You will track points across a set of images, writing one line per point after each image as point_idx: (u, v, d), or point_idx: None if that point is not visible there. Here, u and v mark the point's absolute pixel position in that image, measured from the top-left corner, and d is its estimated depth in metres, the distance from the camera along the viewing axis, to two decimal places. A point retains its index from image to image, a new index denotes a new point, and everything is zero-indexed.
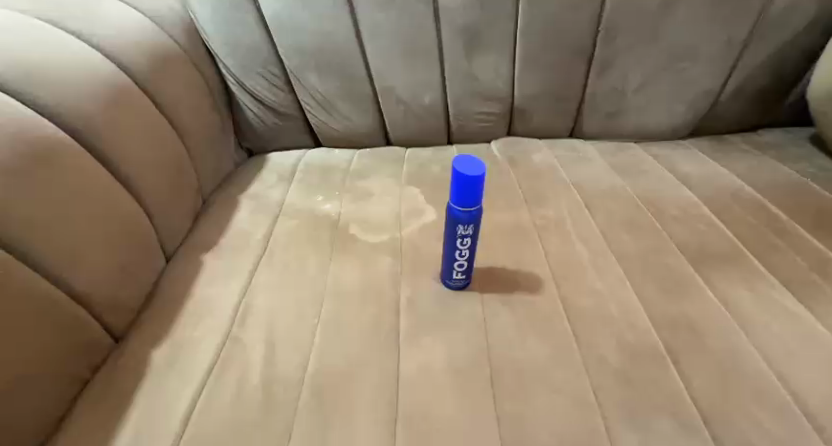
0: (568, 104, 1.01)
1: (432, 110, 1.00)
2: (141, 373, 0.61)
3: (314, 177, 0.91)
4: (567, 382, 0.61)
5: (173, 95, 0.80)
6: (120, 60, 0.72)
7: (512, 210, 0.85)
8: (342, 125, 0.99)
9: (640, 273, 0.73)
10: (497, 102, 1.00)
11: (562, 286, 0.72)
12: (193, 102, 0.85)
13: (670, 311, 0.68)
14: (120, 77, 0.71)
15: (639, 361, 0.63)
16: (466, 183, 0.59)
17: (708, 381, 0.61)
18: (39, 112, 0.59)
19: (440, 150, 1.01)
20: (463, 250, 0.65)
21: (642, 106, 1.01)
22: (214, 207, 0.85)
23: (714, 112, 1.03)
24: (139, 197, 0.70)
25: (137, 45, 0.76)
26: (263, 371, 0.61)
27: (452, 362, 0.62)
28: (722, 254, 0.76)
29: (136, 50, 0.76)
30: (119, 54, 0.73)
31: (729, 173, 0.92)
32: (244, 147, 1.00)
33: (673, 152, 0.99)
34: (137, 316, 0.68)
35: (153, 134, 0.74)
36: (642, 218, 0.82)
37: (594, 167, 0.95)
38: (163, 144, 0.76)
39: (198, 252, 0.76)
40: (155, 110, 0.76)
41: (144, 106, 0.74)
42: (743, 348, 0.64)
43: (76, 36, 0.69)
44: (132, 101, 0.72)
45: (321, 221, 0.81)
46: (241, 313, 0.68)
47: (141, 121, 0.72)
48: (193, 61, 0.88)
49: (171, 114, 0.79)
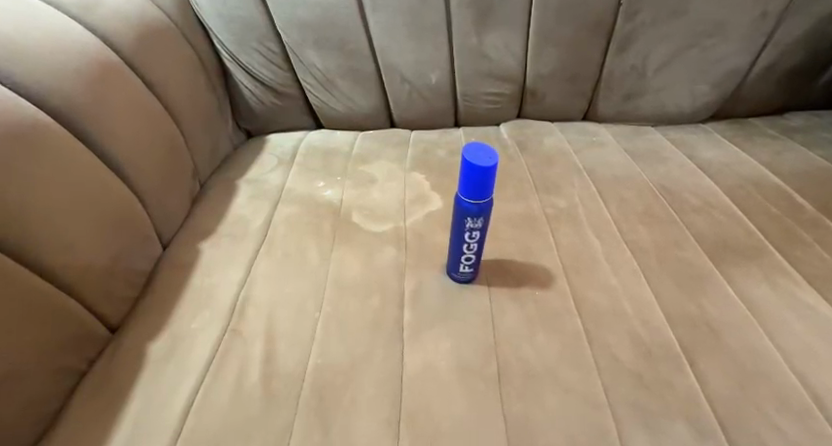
0: (582, 84, 0.96)
1: (439, 90, 0.95)
2: (137, 366, 0.59)
3: (315, 161, 0.87)
4: (577, 381, 0.58)
5: (164, 72, 0.76)
6: (103, 34, 0.68)
7: (522, 198, 0.81)
8: (344, 106, 0.95)
9: (655, 266, 0.70)
10: (507, 82, 0.95)
11: (573, 281, 0.69)
12: (186, 80, 0.81)
13: (687, 308, 0.65)
14: (105, 54, 0.67)
15: (653, 361, 0.60)
16: (477, 174, 0.56)
17: (725, 383, 0.58)
18: (20, 91, 0.55)
19: (447, 133, 0.97)
20: (471, 243, 0.62)
21: (661, 87, 0.96)
22: (212, 191, 0.81)
23: (737, 95, 0.98)
24: (132, 185, 0.66)
25: (123, 18, 0.72)
26: (262, 366, 0.59)
27: (458, 359, 0.60)
28: (742, 248, 0.72)
29: (121, 23, 0.71)
30: (104, 27, 0.69)
31: (750, 160, 0.88)
32: (242, 128, 0.96)
33: (691, 137, 0.95)
34: (133, 304, 0.65)
35: (144, 115, 0.70)
36: (658, 208, 0.79)
37: (608, 152, 0.91)
38: (154, 125, 0.72)
39: (195, 239, 0.73)
40: (143, 88, 0.71)
41: (133, 85, 0.69)
42: (763, 349, 0.61)
43: (56, 8, 0.65)
44: (120, 80, 0.68)
45: (323, 208, 0.78)
46: (240, 305, 0.65)
47: (131, 102, 0.68)
48: (186, 37, 0.83)
49: (162, 93, 0.75)
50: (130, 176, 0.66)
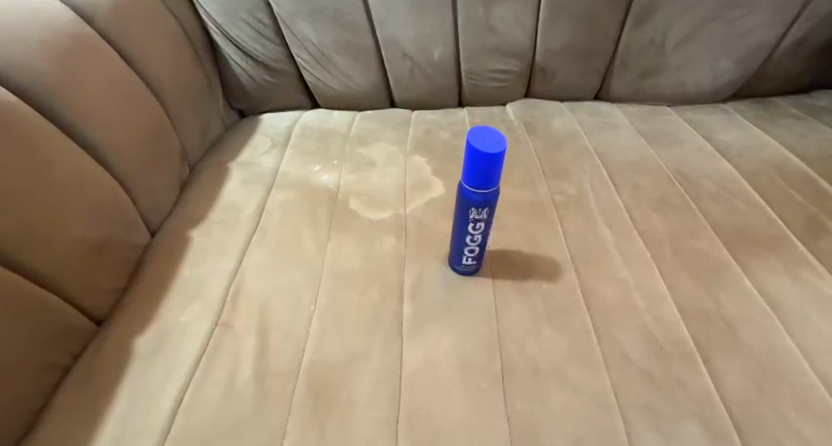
0: (595, 61, 0.91)
1: (443, 67, 0.90)
2: (122, 362, 0.54)
3: (311, 143, 0.83)
4: (585, 381, 0.55)
5: (146, 47, 0.72)
6: (76, 5, 0.64)
7: (529, 184, 0.77)
8: (341, 84, 0.90)
9: (669, 259, 0.66)
10: (515, 58, 0.90)
11: (582, 274, 0.65)
12: (169, 56, 0.76)
13: (703, 303, 0.62)
14: (77, 26, 0.62)
15: (667, 360, 0.57)
16: (483, 161, 0.51)
17: (743, 383, 0.55)
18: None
19: (450, 113, 0.92)
20: (475, 234, 0.58)
21: (681, 63, 0.91)
22: (203, 175, 0.77)
23: (763, 73, 0.93)
24: (112, 170, 0.62)
25: None
26: (255, 363, 0.55)
27: (461, 356, 0.57)
28: (762, 238, 0.68)
29: None
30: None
31: (772, 142, 0.83)
32: (234, 108, 0.92)
33: (708, 118, 0.90)
34: (119, 295, 0.61)
35: (122, 94, 0.65)
36: (673, 195, 0.74)
37: (621, 135, 0.86)
38: (135, 105, 0.67)
39: (184, 226, 0.69)
40: (123, 64, 0.67)
41: (108, 61, 0.65)
42: (784, 347, 0.58)
43: None
44: (94, 56, 0.63)
45: (320, 194, 0.74)
46: (231, 297, 0.61)
47: (108, 80, 0.64)
48: (170, 9, 0.78)
49: (143, 70, 0.70)
50: (109, 159, 0.62)
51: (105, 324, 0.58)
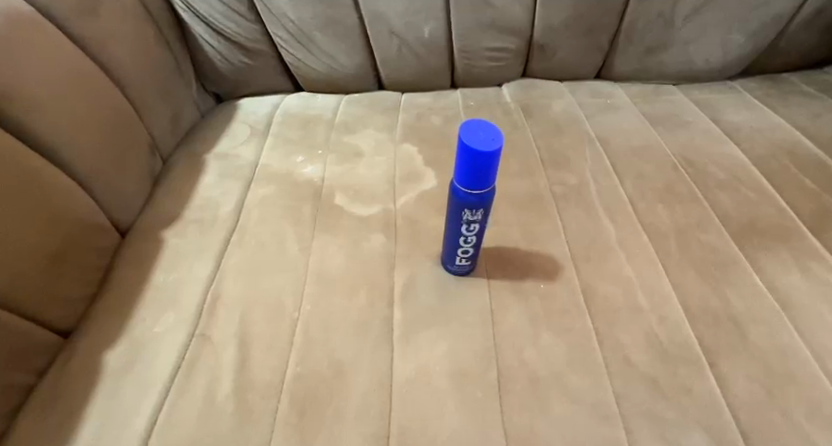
0: (597, 37, 0.85)
1: (433, 45, 0.84)
2: (91, 379, 0.51)
3: (294, 131, 0.78)
4: (586, 389, 0.52)
5: (102, 31, 0.66)
6: None
7: (527, 173, 0.72)
8: (325, 65, 0.84)
9: (675, 254, 0.63)
10: (511, 35, 0.84)
11: (583, 271, 0.61)
12: (131, 38, 0.70)
13: (710, 301, 0.58)
14: (20, 10, 0.56)
15: (672, 364, 0.53)
16: (477, 160, 0.46)
17: (751, 387, 0.51)
18: None
19: (443, 96, 0.87)
20: (470, 236, 0.55)
21: (690, 39, 0.85)
22: (177, 168, 0.72)
23: (778, 47, 0.87)
24: (66, 169, 0.56)
25: None
26: (235, 377, 0.51)
27: (454, 364, 0.53)
28: (773, 229, 0.64)
29: None
30: None
31: (784, 123, 0.78)
32: (210, 93, 0.86)
33: (715, 97, 0.85)
34: (88, 304, 0.57)
35: (74, 83, 0.60)
36: (680, 184, 0.70)
37: (623, 117, 0.81)
38: (91, 94, 0.61)
39: (158, 226, 0.64)
40: (76, 51, 0.61)
41: (57, 47, 0.59)
42: (795, 346, 0.54)
43: None
44: (39, 42, 0.57)
45: (304, 188, 0.70)
46: (209, 305, 0.57)
47: (57, 67, 0.58)
48: None
49: (100, 56, 0.65)
50: (64, 157, 0.56)
51: (72, 336, 0.55)
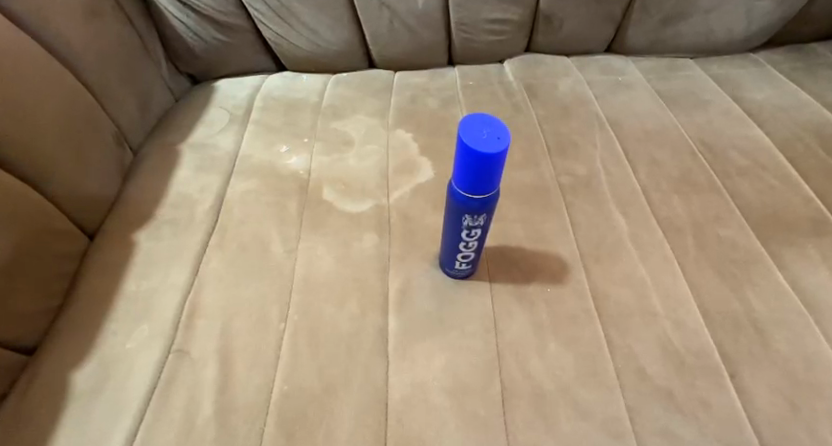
0: (607, 7, 0.78)
1: (427, 18, 0.77)
2: (57, 403, 0.47)
3: (277, 117, 0.72)
4: (597, 403, 0.48)
5: (53, 12, 0.59)
6: None
7: (531, 163, 0.67)
8: (309, 41, 0.77)
9: (693, 252, 0.58)
10: (512, 5, 0.77)
11: (592, 272, 0.57)
12: (86, 17, 0.63)
13: (730, 305, 0.53)
14: None
15: (688, 375, 0.49)
16: (479, 163, 0.41)
17: (774, 399, 0.47)
18: None
19: (439, 74, 0.80)
20: (470, 241, 0.50)
21: (711, 6, 0.78)
22: (150, 162, 0.67)
23: (805, 14, 0.81)
24: (15, 170, 0.51)
25: None
26: (217, 398, 0.47)
27: (453, 379, 0.49)
28: (798, 221, 0.59)
29: None
30: None
31: (809, 101, 0.72)
32: (184, 74, 0.79)
33: (735, 72, 0.79)
34: (53, 318, 0.53)
35: (24, 73, 0.54)
36: (697, 172, 0.65)
37: (636, 96, 0.75)
38: (44, 85, 0.56)
39: (128, 229, 0.60)
40: (25, 38, 0.55)
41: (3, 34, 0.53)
42: (820, 354, 0.50)
43: None
44: None
45: (289, 182, 0.65)
46: (186, 317, 0.53)
47: (4, 57, 0.52)
48: None
49: (52, 41, 0.59)
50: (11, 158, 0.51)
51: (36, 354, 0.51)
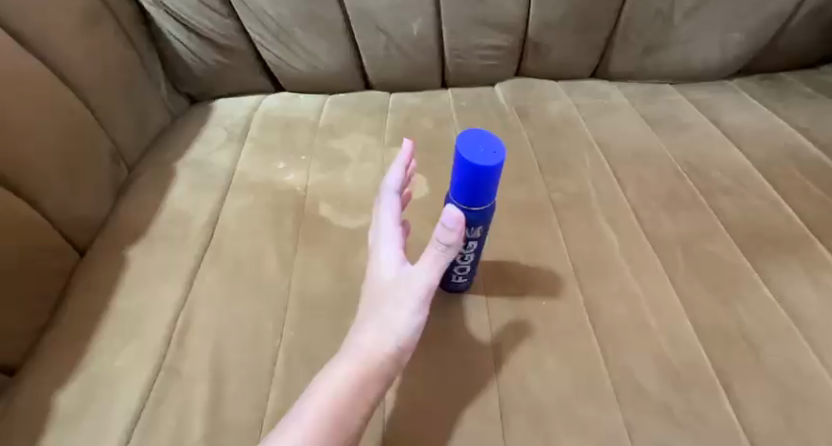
0: (593, 35, 0.82)
1: (422, 42, 0.79)
2: (38, 425, 0.45)
3: (274, 135, 0.74)
4: (595, 419, 0.47)
5: (55, 29, 0.60)
6: None
7: (524, 180, 0.69)
8: (306, 64, 0.79)
9: (682, 266, 0.59)
10: (504, 32, 0.80)
11: (586, 286, 0.58)
12: (89, 38, 0.65)
13: (721, 319, 0.55)
14: None
15: (683, 388, 0.49)
16: (476, 176, 0.42)
17: (769, 413, 0.47)
18: None
19: (433, 96, 0.83)
20: (467, 253, 0.51)
21: (689, 36, 0.83)
22: (143, 181, 0.68)
23: (776, 46, 0.86)
24: (11, 185, 0.51)
25: None
26: (208, 418, 0.46)
27: (450, 394, 0.49)
28: (781, 238, 0.61)
29: None
30: None
31: (784, 125, 0.76)
32: (182, 93, 0.81)
33: (714, 97, 0.82)
34: (38, 337, 0.52)
35: (28, 93, 0.55)
36: (683, 190, 0.67)
37: (621, 119, 0.78)
38: (46, 103, 0.57)
39: (121, 245, 0.60)
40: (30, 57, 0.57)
41: (11, 55, 0.54)
42: (811, 366, 0.51)
43: None
44: None
45: (285, 198, 0.66)
46: (178, 334, 0.52)
47: (9, 74, 0.53)
48: None
49: (55, 60, 0.60)
50: (10, 172, 0.51)
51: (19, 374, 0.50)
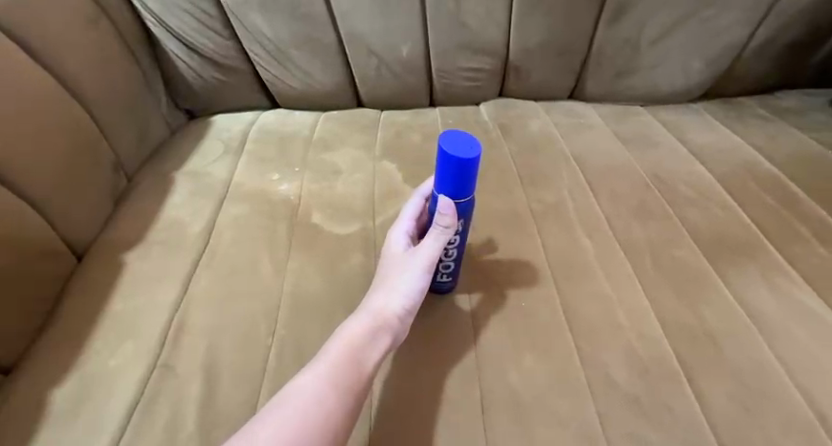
0: (570, 60, 0.88)
1: (411, 64, 0.85)
2: (34, 419, 0.47)
3: (270, 148, 0.78)
4: (571, 412, 0.50)
5: (66, 48, 0.64)
6: None
7: (505, 191, 0.73)
8: (302, 82, 0.84)
9: (651, 271, 0.63)
10: (487, 56, 0.86)
11: (562, 288, 0.62)
12: (97, 55, 0.69)
13: (687, 319, 0.58)
14: None
15: (652, 383, 0.53)
16: (459, 168, 0.49)
17: (731, 404, 0.51)
18: None
19: (421, 114, 0.87)
20: (451, 249, 0.55)
21: (657, 63, 0.89)
22: (140, 192, 0.71)
23: (733, 73, 0.92)
24: (21, 191, 0.55)
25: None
26: (200, 412, 0.48)
27: (433, 388, 0.52)
28: (741, 245, 0.66)
29: None
30: None
31: (744, 144, 0.82)
32: (181, 109, 0.85)
33: (682, 118, 0.88)
34: (34, 338, 0.54)
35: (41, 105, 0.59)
36: (653, 202, 0.72)
37: (597, 137, 0.83)
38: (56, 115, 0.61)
39: (118, 252, 0.63)
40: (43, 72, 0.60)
41: (28, 71, 0.58)
42: (768, 361, 0.54)
43: None
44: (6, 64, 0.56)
45: (279, 207, 0.69)
46: (172, 334, 0.55)
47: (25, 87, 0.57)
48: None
49: (66, 75, 0.63)
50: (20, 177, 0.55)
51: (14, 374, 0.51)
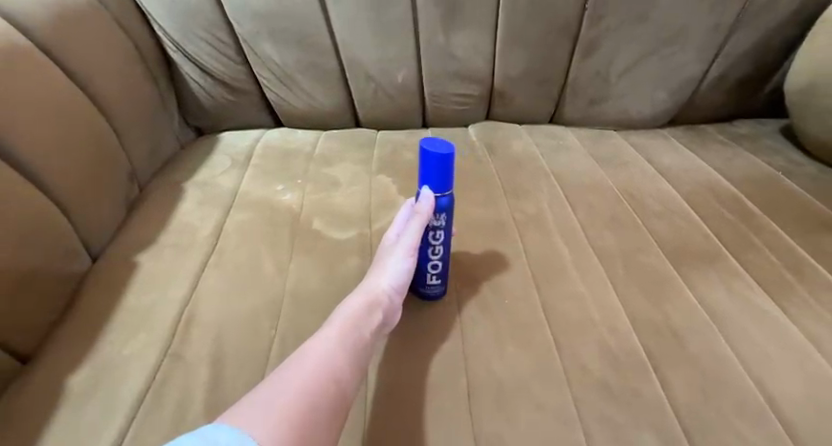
0: (549, 88, 0.97)
1: (405, 88, 0.93)
2: (52, 399, 0.49)
3: (273, 163, 0.85)
4: (548, 396, 0.55)
5: (93, 69, 0.71)
6: (23, 26, 0.63)
7: (492, 202, 0.81)
8: (306, 103, 0.92)
9: (621, 274, 0.71)
10: (475, 83, 0.94)
11: (541, 288, 0.68)
12: (117, 75, 0.75)
13: (653, 317, 0.65)
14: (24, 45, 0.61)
15: (621, 372, 0.58)
16: (437, 161, 0.59)
17: (690, 388, 0.56)
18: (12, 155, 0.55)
19: (415, 133, 0.95)
20: (436, 245, 0.63)
21: (624, 93, 0.98)
22: (151, 200, 0.76)
23: (693, 103, 1.02)
24: (51, 193, 0.60)
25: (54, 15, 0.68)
26: (208, 394, 0.51)
27: (424, 376, 0.57)
28: (700, 253, 0.74)
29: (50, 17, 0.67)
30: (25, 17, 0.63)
31: (705, 166, 0.90)
32: (191, 126, 0.93)
33: (649, 142, 0.97)
34: (50, 330, 0.58)
35: (71, 118, 0.65)
36: (623, 215, 0.80)
37: (574, 157, 0.91)
38: (83, 127, 0.67)
39: (133, 252, 0.68)
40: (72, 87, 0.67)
41: (60, 87, 0.65)
42: (725, 352, 0.60)
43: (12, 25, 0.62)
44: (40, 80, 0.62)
45: (282, 215, 0.75)
46: (181, 327, 0.59)
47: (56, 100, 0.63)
48: (120, 23, 0.79)
49: (90, 90, 0.70)
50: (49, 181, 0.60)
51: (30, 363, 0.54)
